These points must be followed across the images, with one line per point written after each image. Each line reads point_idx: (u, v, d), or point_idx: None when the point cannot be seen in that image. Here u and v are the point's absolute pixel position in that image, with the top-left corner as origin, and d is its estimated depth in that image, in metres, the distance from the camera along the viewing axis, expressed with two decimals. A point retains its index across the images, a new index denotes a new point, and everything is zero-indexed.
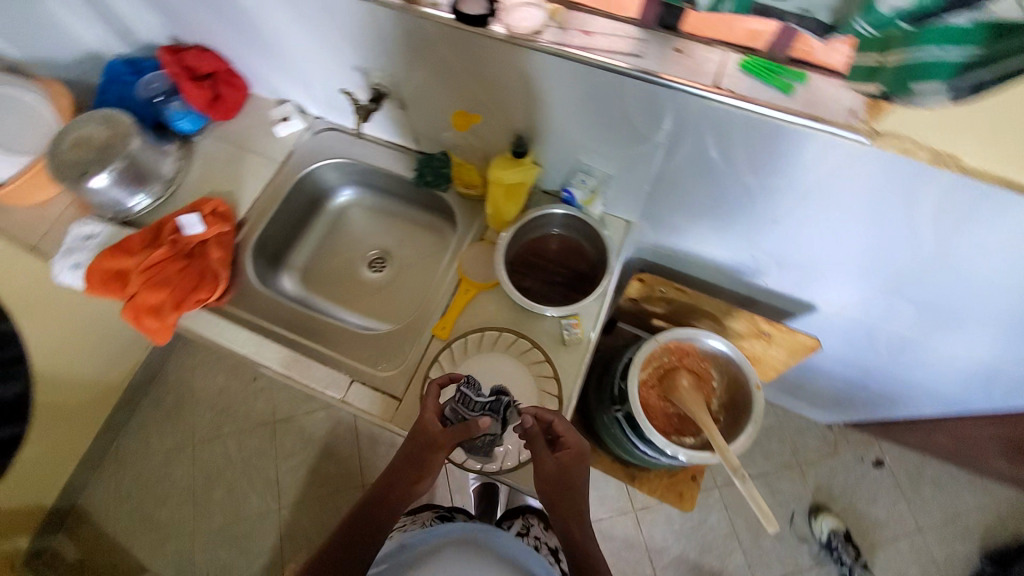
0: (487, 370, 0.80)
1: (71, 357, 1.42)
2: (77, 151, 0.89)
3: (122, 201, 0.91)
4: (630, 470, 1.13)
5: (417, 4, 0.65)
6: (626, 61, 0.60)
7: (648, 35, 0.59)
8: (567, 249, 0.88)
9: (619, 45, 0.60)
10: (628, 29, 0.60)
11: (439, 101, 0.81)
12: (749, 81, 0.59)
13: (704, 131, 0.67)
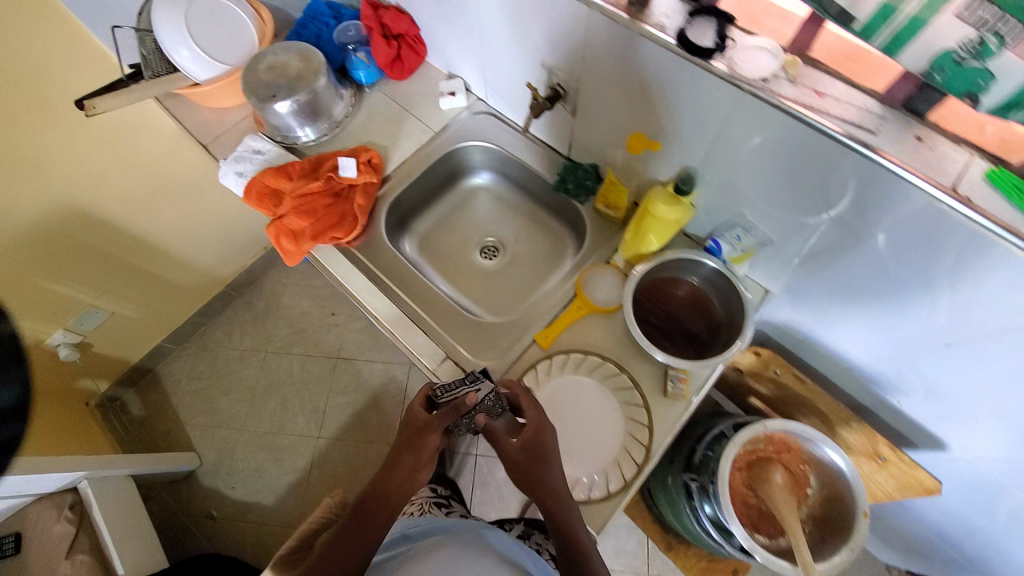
0: (579, 394, 0.77)
1: (193, 243, 1.59)
2: (270, 72, 0.95)
3: (292, 129, 0.99)
4: (667, 537, 1.06)
5: (643, 21, 0.61)
6: (859, 134, 0.54)
7: (888, 113, 0.53)
8: (695, 299, 0.83)
9: (852, 115, 0.54)
10: (867, 100, 0.55)
11: (617, 116, 0.79)
12: (989, 194, 0.50)
13: (910, 230, 0.59)
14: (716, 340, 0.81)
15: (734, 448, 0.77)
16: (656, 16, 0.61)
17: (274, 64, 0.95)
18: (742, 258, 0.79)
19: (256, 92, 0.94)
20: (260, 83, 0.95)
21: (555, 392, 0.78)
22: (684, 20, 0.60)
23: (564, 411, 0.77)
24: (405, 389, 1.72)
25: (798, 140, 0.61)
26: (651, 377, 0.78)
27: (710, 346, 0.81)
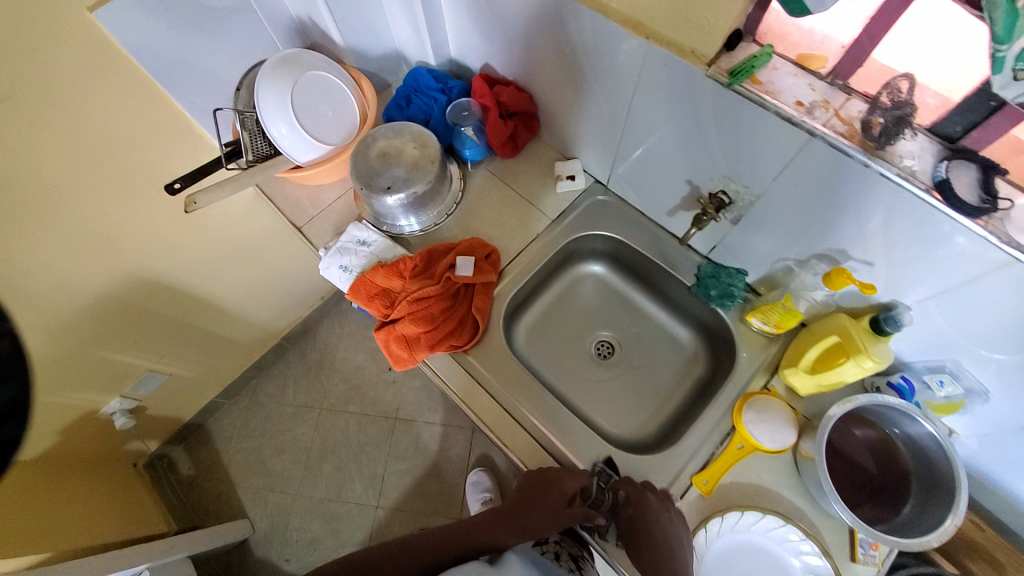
0: (753, 552, 0.70)
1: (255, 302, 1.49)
2: (382, 159, 0.87)
3: (395, 219, 0.90)
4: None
5: (887, 163, 0.53)
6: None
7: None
8: (879, 442, 0.73)
9: None
10: None
11: (798, 237, 0.69)
12: None
13: None
14: (907, 495, 0.70)
15: None
16: (901, 157, 0.53)
17: (388, 150, 0.87)
18: (947, 406, 0.69)
19: (370, 181, 0.85)
20: (372, 172, 0.86)
21: (730, 548, 0.70)
22: (936, 166, 0.52)
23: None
24: (467, 456, 1.62)
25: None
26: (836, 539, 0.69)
27: (897, 500, 0.70)
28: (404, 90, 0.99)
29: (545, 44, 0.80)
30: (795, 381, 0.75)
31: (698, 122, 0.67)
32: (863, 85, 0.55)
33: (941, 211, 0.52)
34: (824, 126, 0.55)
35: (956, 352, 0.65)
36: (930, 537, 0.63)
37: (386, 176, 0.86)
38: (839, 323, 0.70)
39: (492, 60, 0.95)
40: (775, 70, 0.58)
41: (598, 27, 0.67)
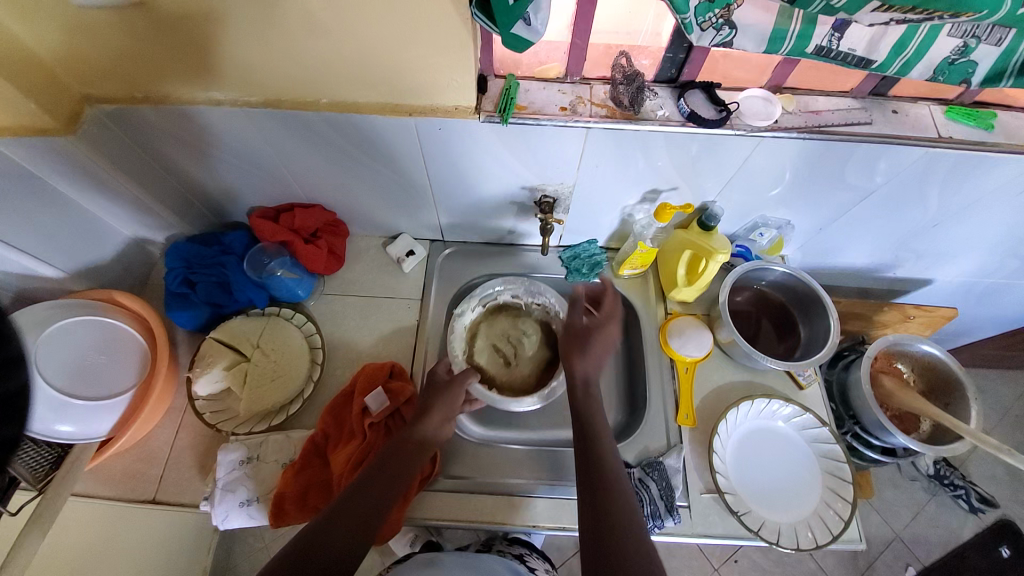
0: (758, 436, 0.80)
1: None
2: (484, 330, 0.86)
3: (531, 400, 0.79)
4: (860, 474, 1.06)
5: (649, 120, 0.64)
6: (864, 129, 0.67)
7: (866, 104, 0.70)
8: (757, 299, 0.91)
9: (849, 116, 0.69)
10: (846, 102, 0.70)
11: (618, 197, 0.80)
12: (959, 126, 0.69)
13: (914, 174, 0.74)
14: (795, 322, 0.89)
15: (866, 384, 0.89)
16: (656, 111, 0.65)
17: (491, 316, 0.88)
18: (775, 246, 0.91)
19: (483, 363, 0.82)
20: (481, 351, 0.83)
21: (740, 442, 0.79)
22: (678, 104, 0.66)
23: (759, 457, 0.79)
24: None
25: (819, 150, 0.69)
26: (781, 381, 0.86)
27: (793, 328, 0.89)
28: (176, 276, 0.82)
29: (308, 155, 0.75)
30: (682, 295, 0.87)
31: (493, 154, 0.71)
32: (596, 71, 0.66)
33: (703, 133, 0.66)
34: (591, 117, 0.64)
35: (760, 210, 0.85)
36: (831, 336, 0.82)
37: (495, 344, 0.83)
38: (680, 238, 0.83)
39: (257, 193, 0.86)
40: (528, 91, 0.66)
41: (358, 123, 0.67)
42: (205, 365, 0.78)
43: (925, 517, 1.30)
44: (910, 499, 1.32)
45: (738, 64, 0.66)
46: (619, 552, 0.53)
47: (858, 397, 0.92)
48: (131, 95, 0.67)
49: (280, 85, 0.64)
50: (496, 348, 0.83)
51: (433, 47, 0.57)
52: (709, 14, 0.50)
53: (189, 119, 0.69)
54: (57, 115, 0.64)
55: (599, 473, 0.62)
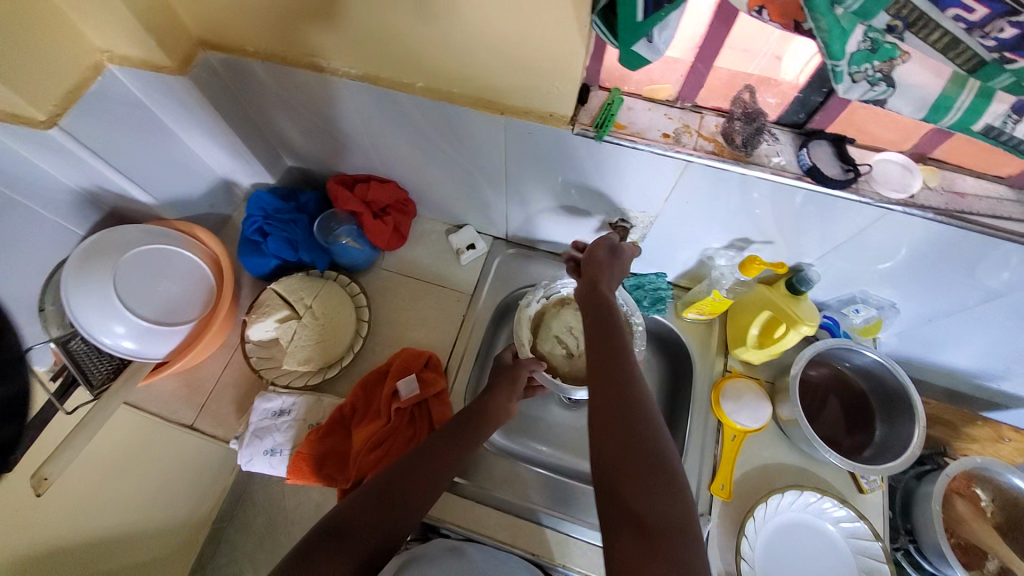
0: (795, 528, 0.73)
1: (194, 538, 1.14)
2: (547, 320, 0.85)
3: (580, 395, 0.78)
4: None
5: (760, 166, 0.57)
6: (1017, 227, 0.56)
7: (1021, 197, 0.59)
8: (834, 379, 0.82)
9: (999, 206, 0.58)
10: (1000, 189, 0.59)
11: (701, 236, 0.74)
12: None
13: None
14: (873, 416, 0.78)
15: (936, 504, 0.78)
16: (770, 157, 0.58)
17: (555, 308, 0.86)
18: (869, 327, 0.81)
19: (545, 352, 0.83)
20: (543, 340, 0.84)
21: (775, 531, 0.72)
22: (799, 153, 0.58)
23: (799, 555, 0.71)
24: None
25: (952, 237, 0.59)
26: (839, 479, 0.76)
27: (868, 423, 0.78)
28: (254, 224, 0.86)
29: (394, 133, 0.75)
30: (748, 356, 0.79)
31: (576, 166, 0.67)
32: (711, 101, 0.60)
33: (820, 191, 0.58)
34: (696, 150, 0.58)
35: (861, 284, 0.75)
36: (912, 447, 0.71)
37: (558, 335, 0.83)
38: (762, 296, 0.75)
39: (340, 159, 0.88)
40: (631, 110, 0.61)
41: (448, 111, 0.66)
42: (260, 313, 0.81)
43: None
44: None
45: (881, 122, 0.57)
46: (646, 505, 0.47)
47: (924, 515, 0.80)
48: (241, 47, 0.69)
49: (378, 61, 0.63)
50: (558, 338, 0.83)
51: (541, 52, 0.54)
52: (865, 65, 0.43)
53: (292, 79, 0.70)
54: (174, 57, 0.67)
55: (618, 387, 0.52)
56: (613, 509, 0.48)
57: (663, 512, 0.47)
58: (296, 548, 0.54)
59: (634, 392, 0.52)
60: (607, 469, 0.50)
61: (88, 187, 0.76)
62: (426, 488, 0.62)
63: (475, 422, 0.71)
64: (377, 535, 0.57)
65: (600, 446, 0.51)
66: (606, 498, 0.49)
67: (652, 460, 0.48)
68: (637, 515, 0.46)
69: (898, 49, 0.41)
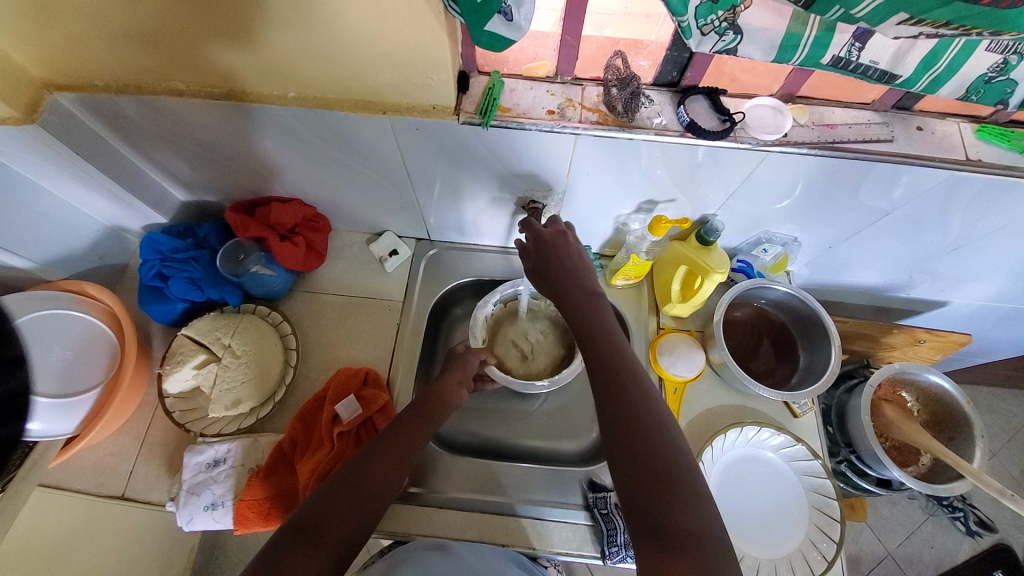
0: (743, 464, 0.78)
1: None
2: (502, 327, 0.87)
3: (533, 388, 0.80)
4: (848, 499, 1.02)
5: (644, 129, 0.59)
6: (881, 148, 0.61)
7: (887, 118, 0.63)
8: (756, 315, 0.86)
9: (865, 131, 0.62)
10: (865, 115, 0.64)
11: (611, 205, 0.75)
12: (991, 148, 0.62)
13: (937, 197, 0.67)
14: (796, 345, 0.84)
15: (866, 415, 0.84)
16: (653, 119, 0.60)
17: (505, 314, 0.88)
18: (779, 263, 0.86)
19: (500, 356, 0.85)
20: (498, 345, 0.86)
21: (726, 470, 0.77)
22: (678, 112, 0.60)
23: (750, 487, 0.76)
24: None
25: (830, 168, 0.63)
26: (775, 409, 0.81)
27: (794, 352, 0.84)
28: (149, 269, 0.79)
29: (283, 149, 0.71)
30: (676, 311, 0.82)
31: (474, 155, 0.66)
32: (590, 70, 0.60)
33: (704, 144, 0.60)
34: (581, 122, 0.59)
35: (763, 225, 0.80)
36: (832, 366, 0.77)
37: (513, 339, 0.86)
38: (678, 253, 0.78)
39: (234, 185, 0.82)
40: (514, 91, 0.60)
41: (330, 119, 0.63)
42: (174, 363, 0.75)
43: (918, 537, 1.22)
44: (906, 518, 1.24)
45: (745, 71, 0.60)
46: (671, 515, 0.48)
47: (855, 427, 0.87)
48: (91, 82, 0.62)
49: (241, 77, 0.59)
50: (512, 343, 0.85)
51: (405, 46, 0.52)
52: (711, 16, 0.45)
53: (155, 109, 0.65)
54: (17, 104, 0.60)
55: (639, 410, 0.54)
56: (640, 521, 0.50)
57: (687, 519, 0.48)
58: (263, 555, 0.50)
59: (648, 402, 0.55)
60: (629, 483, 0.51)
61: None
62: (390, 472, 0.60)
63: (427, 407, 0.68)
64: (346, 527, 0.54)
65: (620, 462, 0.53)
66: (633, 516, 0.51)
67: (668, 468, 0.51)
68: (660, 519, 0.49)
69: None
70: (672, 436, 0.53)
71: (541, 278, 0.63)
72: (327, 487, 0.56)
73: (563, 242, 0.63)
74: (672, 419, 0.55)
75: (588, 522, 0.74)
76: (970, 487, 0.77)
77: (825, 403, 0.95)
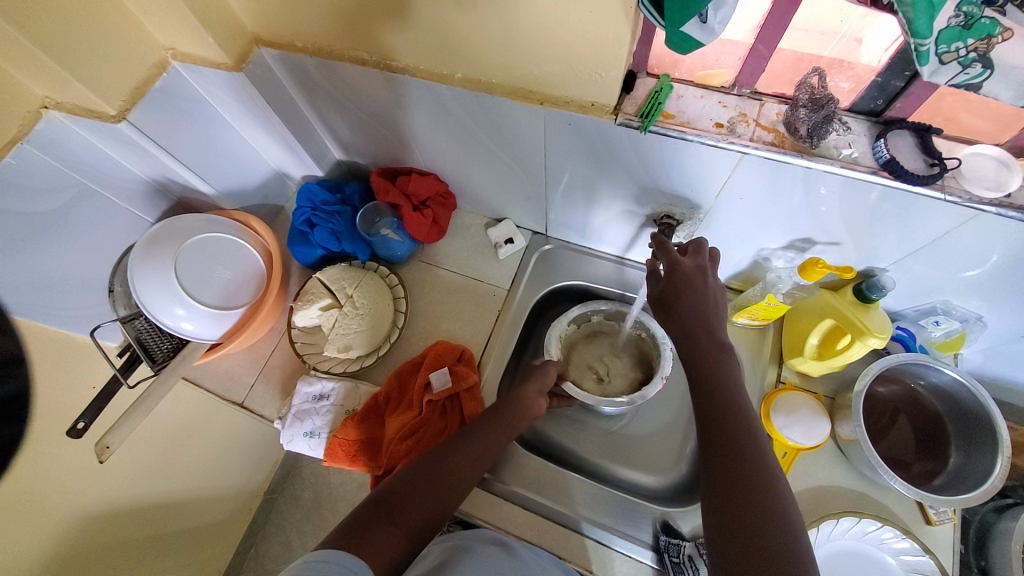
0: (845, 558, 0.67)
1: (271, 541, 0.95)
2: (577, 348, 0.87)
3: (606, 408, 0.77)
4: None
5: (829, 159, 0.52)
6: None
7: None
8: (904, 397, 0.74)
9: None
10: None
11: (755, 235, 0.68)
12: None
13: None
14: (948, 444, 0.70)
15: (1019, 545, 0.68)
16: (840, 150, 0.52)
17: (593, 330, 0.87)
18: (950, 343, 0.72)
19: (574, 377, 0.84)
20: (575, 367, 0.86)
21: (829, 560, 0.67)
22: (875, 145, 0.52)
23: None
24: None
25: None
26: (905, 509, 0.69)
27: (943, 450, 0.70)
28: (302, 215, 0.88)
29: (434, 126, 0.74)
30: (804, 367, 0.73)
31: (619, 160, 0.64)
32: (773, 86, 0.54)
33: (897, 186, 0.51)
34: (752, 141, 0.53)
35: (941, 295, 0.67)
36: (992, 479, 0.62)
37: (589, 363, 0.86)
38: (823, 304, 0.68)
39: (383, 151, 0.89)
40: (681, 97, 0.56)
41: (485, 103, 0.65)
42: (305, 301, 0.83)
43: None
44: None
45: (975, 110, 0.49)
46: None
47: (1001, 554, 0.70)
48: (292, 42, 0.70)
49: (417, 53, 0.63)
50: (588, 366, 0.85)
51: (580, 38, 0.51)
52: (956, 44, 0.38)
53: (338, 74, 0.72)
54: (230, 52, 0.69)
55: (753, 482, 0.48)
56: None
57: None
58: (349, 518, 0.53)
59: (767, 482, 0.48)
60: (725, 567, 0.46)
61: (157, 178, 0.82)
62: (470, 465, 0.62)
63: (508, 410, 0.69)
64: (423, 509, 0.56)
65: (722, 534, 0.47)
66: None
67: (789, 562, 0.43)
68: None
69: (999, 25, 0.36)
70: (790, 522, 0.46)
71: (665, 313, 0.59)
72: (414, 467, 0.59)
73: (700, 282, 0.58)
74: (795, 507, 0.48)
75: (653, 564, 0.69)
76: None
77: (962, 515, 0.76)
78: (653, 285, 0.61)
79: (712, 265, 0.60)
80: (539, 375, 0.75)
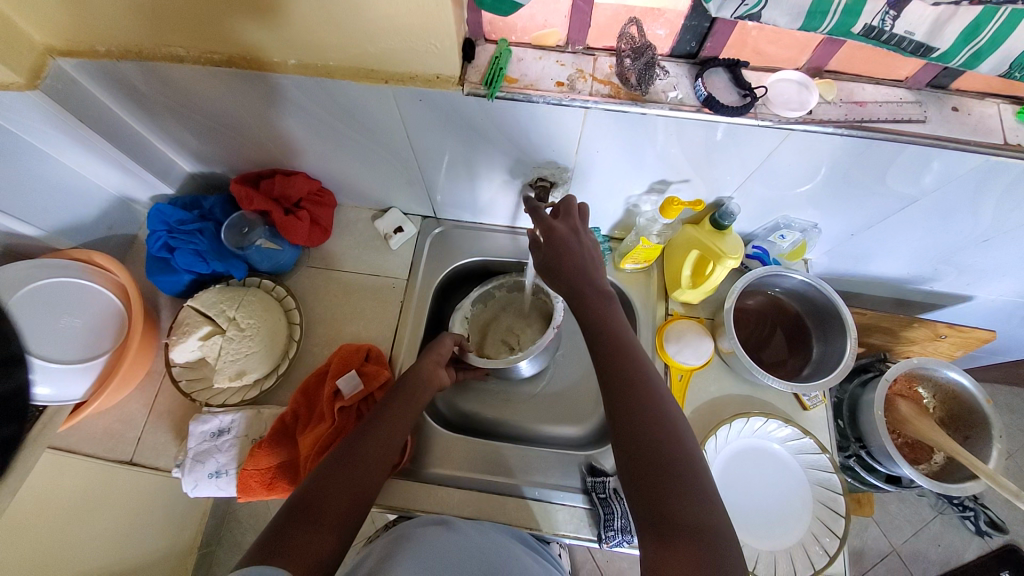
0: (745, 456, 0.76)
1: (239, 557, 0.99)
2: (488, 324, 0.88)
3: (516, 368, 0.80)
4: (855, 494, 1.00)
5: (660, 103, 0.56)
6: (914, 127, 0.57)
7: (920, 97, 0.59)
8: (772, 305, 0.84)
9: (896, 110, 0.58)
10: (896, 94, 0.59)
11: (621, 184, 0.72)
12: None
13: (970, 185, 0.63)
14: (809, 336, 0.81)
15: (878, 409, 0.81)
16: (668, 93, 0.57)
17: (498, 303, 0.89)
18: (796, 251, 0.83)
19: (489, 352, 0.86)
20: (489, 342, 0.87)
21: (735, 460, 0.75)
22: (695, 86, 0.57)
23: (754, 478, 0.75)
24: None
25: (854, 149, 0.59)
26: (784, 400, 0.79)
27: (807, 343, 0.81)
28: (157, 240, 0.79)
29: (285, 120, 0.69)
30: (686, 297, 0.80)
31: (478, 129, 0.64)
32: (602, 40, 0.57)
33: (720, 120, 0.57)
34: (592, 95, 0.56)
35: (781, 210, 0.76)
36: (846, 359, 0.74)
37: (501, 336, 0.87)
38: (690, 238, 0.75)
39: (239, 157, 0.82)
40: (521, 61, 0.58)
41: (330, 88, 0.61)
42: (180, 333, 0.75)
43: (926, 535, 1.20)
44: (913, 514, 1.22)
45: (769, 43, 0.56)
46: (670, 505, 0.48)
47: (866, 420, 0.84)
48: (91, 48, 0.61)
49: (241, 43, 0.58)
50: (502, 339, 0.87)
51: (404, 11, 0.50)
52: None
53: (157, 77, 0.64)
54: (16, 68, 0.60)
55: (646, 403, 0.53)
56: (647, 514, 0.48)
57: (687, 510, 0.48)
58: (268, 529, 0.50)
59: (651, 392, 0.54)
60: (633, 476, 0.51)
61: None
62: (387, 448, 0.60)
63: (410, 386, 0.68)
64: (345, 505, 0.54)
65: (627, 454, 0.52)
66: (637, 510, 0.49)
67: (680, 466, 0.50)
68: (659, 510, 0.48)
69: None
70: (678, 431, 0.52)
71: (552, 275, 0.61)
72: (326, 466, 0.56)
73: (574, 239, 0.60)
74: (680, 416, 0.54)
75: (586, 506, 0.74)
76: (984, 488, 0.74)
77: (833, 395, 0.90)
78: (536, 251, 0.63)
79: (583, 222, 0.63)
80: (438, 348, 0.75)
